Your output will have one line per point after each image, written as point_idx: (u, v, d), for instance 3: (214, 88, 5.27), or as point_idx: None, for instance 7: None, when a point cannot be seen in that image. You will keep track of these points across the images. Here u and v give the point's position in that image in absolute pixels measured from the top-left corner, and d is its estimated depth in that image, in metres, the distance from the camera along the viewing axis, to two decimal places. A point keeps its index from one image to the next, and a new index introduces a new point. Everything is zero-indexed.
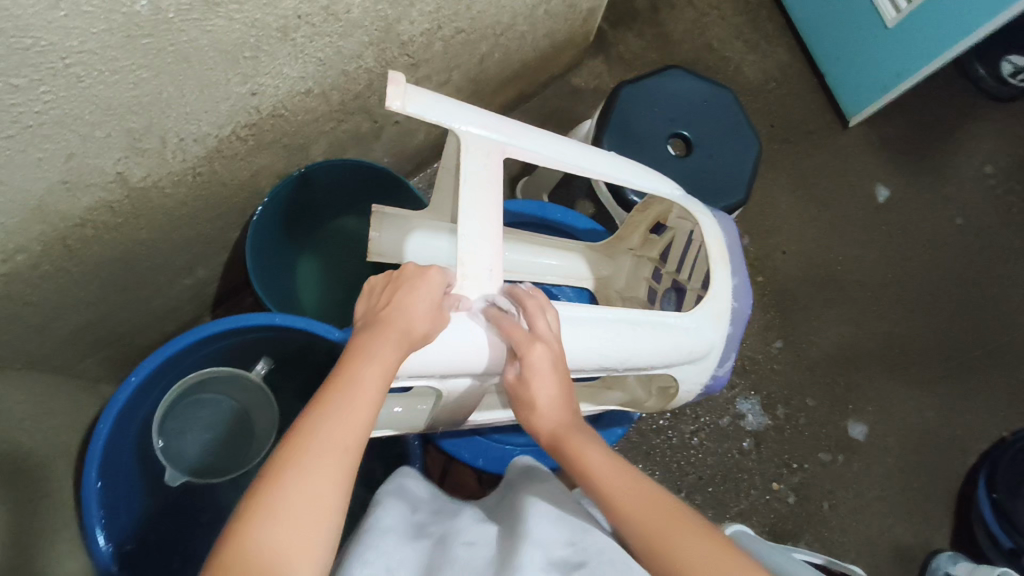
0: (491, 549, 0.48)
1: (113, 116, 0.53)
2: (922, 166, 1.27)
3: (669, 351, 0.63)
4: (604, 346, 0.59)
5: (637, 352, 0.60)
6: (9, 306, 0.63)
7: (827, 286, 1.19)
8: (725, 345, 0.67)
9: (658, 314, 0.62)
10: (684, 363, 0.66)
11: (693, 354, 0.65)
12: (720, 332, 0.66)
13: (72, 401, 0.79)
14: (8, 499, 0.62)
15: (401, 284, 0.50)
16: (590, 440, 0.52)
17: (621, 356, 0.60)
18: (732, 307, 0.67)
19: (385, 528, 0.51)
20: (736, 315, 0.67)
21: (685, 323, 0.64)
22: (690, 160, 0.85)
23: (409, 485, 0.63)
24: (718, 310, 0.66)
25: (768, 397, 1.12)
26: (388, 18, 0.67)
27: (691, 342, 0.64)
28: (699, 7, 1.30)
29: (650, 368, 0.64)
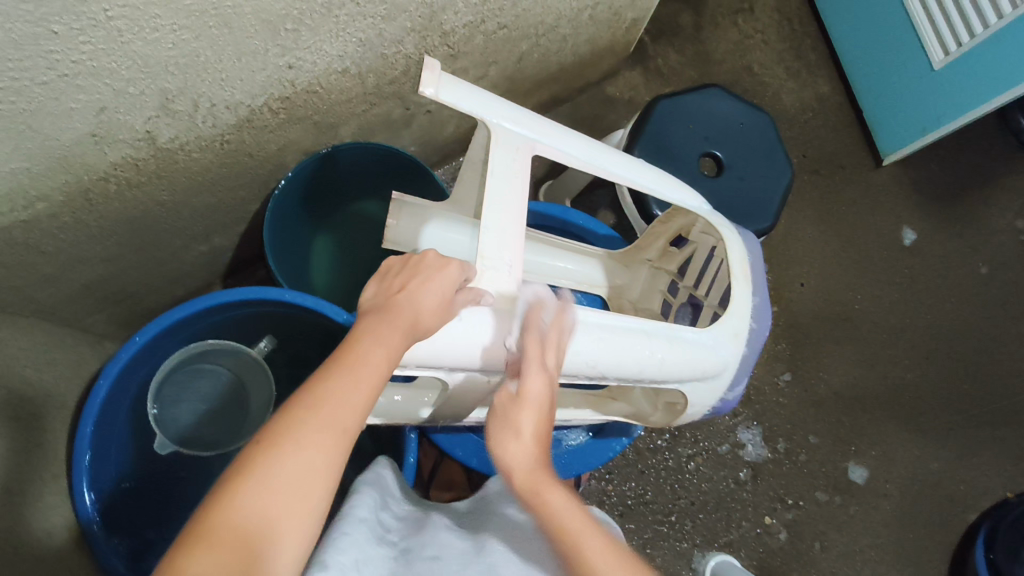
0: (452, 567, 0.49)
1: (149, 74, 0.53)
2: (951, 213, 1.24)
3: (680, 368, 0.61)
4: (616, 355, 0.57)
5: (649, 364, 0.59)
6: (24, 253, 0.63)
7: (841, 324, 1.17)
8: (739, 366, 0.66)
9: (673, 328, 0.61)
10: (695, 381, 0.64)
11: (705, 372, 0.63)
12: (735, 352, 0.65)
13: (75, 354, 0.79)
14: (6, 444, 0.62)
15: (417, 272, 0.49)
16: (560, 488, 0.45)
17: (633, 368, 0.59)
18: (750, 328, 0.66)
19: (356, 517, 0.52)
20: (753, 336, 0.66)
21: (702, 339, 0.62)
22: (719, 180, 0.84)
23: (386, 480, 0.63)
24: (735, 328, 0.64)
25: (770, 429, 1.10)
26: (432, 6, 0.66)
27: (706, 360, 0.63)
28: (744, 29, 1.28)
29: (661, 382, 0.63)
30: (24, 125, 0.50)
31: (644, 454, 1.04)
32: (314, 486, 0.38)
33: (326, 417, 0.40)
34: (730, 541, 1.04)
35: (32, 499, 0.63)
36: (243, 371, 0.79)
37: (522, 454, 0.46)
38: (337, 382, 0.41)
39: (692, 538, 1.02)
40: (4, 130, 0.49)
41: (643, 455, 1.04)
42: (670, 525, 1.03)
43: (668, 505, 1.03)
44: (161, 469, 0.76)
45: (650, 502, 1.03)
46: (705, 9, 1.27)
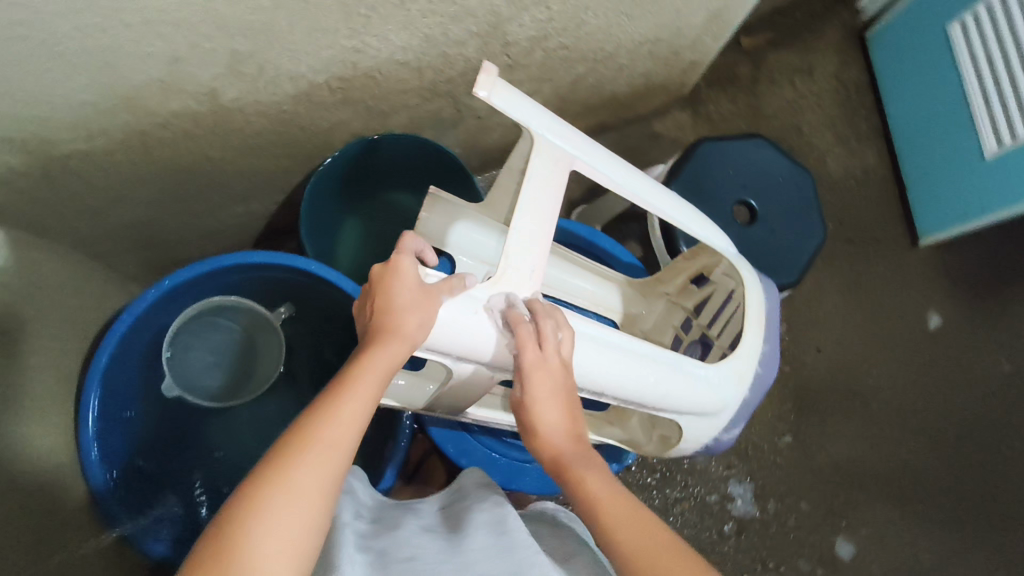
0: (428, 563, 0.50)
1: (224, 33, 0.55)
2: (981, 305, 1.23)
3: (681, 401, 0.62)
4: (621, 376, 0.57)
5: (651, 390, 0.59)
6: (75, 183, 0.66)
7: (851, 396, 1.15)
8: (739, 409, 0.66)
9: (683, 360, 0.61)
10: (693, 416, 0.64)
11: (704, 410, 0.64)
12: (737, 394, 0.65)
13: (101, 288, 0.82)
14: (23, 358, 0.64)
15: (378, 288, 0.49)
16: (591, 468, 0.53)
17: (635, 392, 0.59)
18: (756, 373, 0.66)
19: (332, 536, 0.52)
20: (757, 382, 0.66)
21: (707, 376, 0.63)
22: (750, 229, 0.84)
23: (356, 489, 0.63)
24: (741, 371, 0.65)
25: (762, 487, 1.08)
26: (499, 15, 0.69)
27: (709, 397, 0.63)
28: (800, 89, 1.29)
29: (660, 411, 0.63)
30: (102, 61, 0.53)
31: (631, 489, 1.03)
32: (310, 502, 0.41)
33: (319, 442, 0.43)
34: None
35: (38, 416, 0.65)
36: (256, 331, 0.81)
37: (551, 440, 0.54)
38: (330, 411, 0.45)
39: None
40: (84, 63, 0.52)
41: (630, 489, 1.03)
42: None
43: None
44: (162, 413, 0.78)
45: None
46: (764, 64, 1.28)
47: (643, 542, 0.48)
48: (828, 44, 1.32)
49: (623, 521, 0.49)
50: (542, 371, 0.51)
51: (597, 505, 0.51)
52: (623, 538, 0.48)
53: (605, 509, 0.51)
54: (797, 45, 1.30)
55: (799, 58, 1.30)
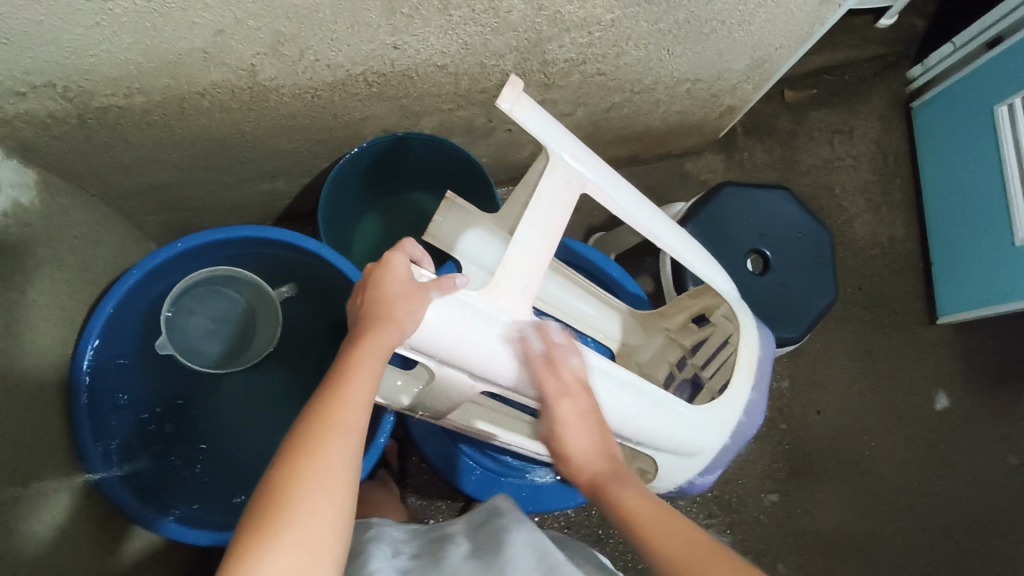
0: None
1: (270, 14, 0.57)
2: (994, 393, 1.19)
3: (661, 438, 0.61)
4: (602, 403, 0.57)
5: (631, 422, 0.59)
6: (110, 137, 0.69)
7: (846, 465, 1.13)
8: (718, 455, 0.65)
9: (668, 398, 0.61)
10: (672, 455, 0.64)
11: (682, 450, 0.63)
12: (718, 440, 0.64)
13: (121, 242, 0.85)
14: (32, 297, 0.66)
15: (373, 282, 0.51)
16: (626, 485, 0.52)
17: (614, 421, 0.58)
18: (739, 420, 0.65)
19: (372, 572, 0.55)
20: (740, 430, 0.66)
21: (691, 417, 0.62)
22: (760, 280, 0.84)
23: (385, 532, 0.66)
24: (726, 417, 0.64)
25: (741, 543, 1.06)
26: (540, 33, 0.70)
27: (688, 438, 0.62)
28: (837, 149, 1.28)
29: (638, 444, 0.62)
30: (150, 24, 0.55)
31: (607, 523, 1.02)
32: (335, 489, 0.43)
33: (336, 429, 0.45)
34: None
35: (39, 353, 0.67)
36: (257, 307, 0.81)
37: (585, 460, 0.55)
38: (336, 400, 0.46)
39: None
40: (132, 23, 0.54)
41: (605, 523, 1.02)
42: None
43: None
44: (157, 369, 0.79)
45: None
46: (805, 119, 1.28)
47: (678, 543, 0.46)
48: (872, 109, 1.31)
49: (656, 526, 0.48)
50: (562, 397, 0.54)
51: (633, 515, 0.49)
52: (660, 541, 0.47)
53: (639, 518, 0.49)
54: (841, 105, 1.30)
55: (841, 118, 1.30)
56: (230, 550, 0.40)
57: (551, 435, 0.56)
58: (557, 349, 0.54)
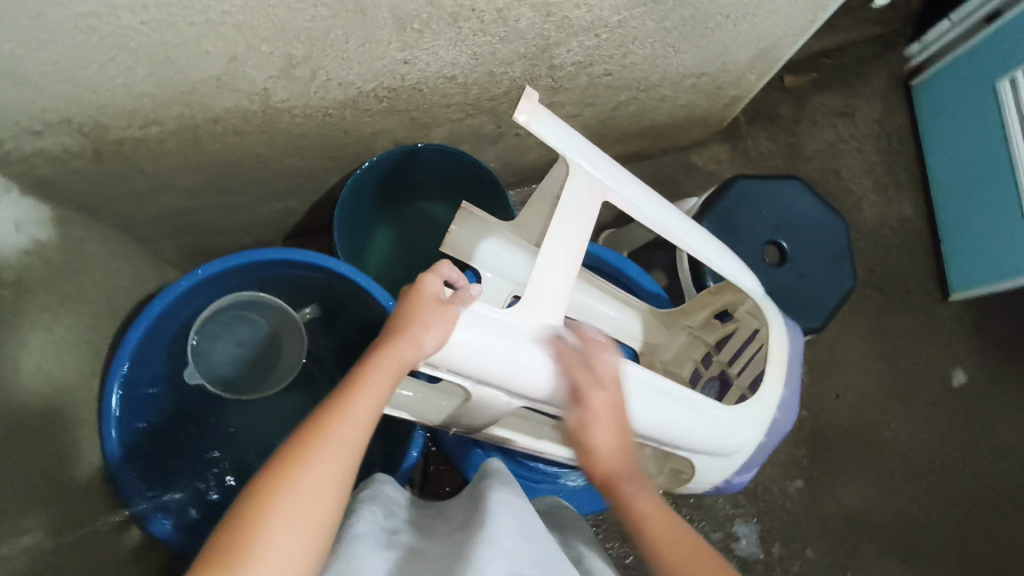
0: (458, 553, 0.51)
1: (282, 38, 0.57)
2: (1010, 367, 1.20)
3: (696, 441, 0.61)
4: (639, 412, 0.57)
5: (667, 427, 0.59)
6: (125, 169, 0.69)
7: (868, 447, 1.13)
8: (754, 453, 0.66)
9: (703, 401, 0.61)
10: (707, 456, 0.64)
11: (718, 450, 0.63)
12: (753, 438, 0.64)
13: (139, 271, 0.85)
14: (57, 334, 0.66)
15: (404, 299, 0.52)
16: (642, 490, 0.54)
17: (651, 427, 0.59)
18: (775, 418, 0.65)
19: (363, 529, 0.54)
20: (775, 426, 0.66)
21: (725, 418, 0.62)
22: (778, 271, 0.84)
23: (385, 490, 0.65)
24: (759, 415, 0.64)
25: (769, 530, 1.07)
26: (548, 39, 0.70)
27: (724, 439, 0.63)
28: (840, 132, 1.28)
29: (674, 448, 0.63)
30: (164, 56, 0.55)
31: None
32: (323, 499, 0.43)
33: (334, 438, 0.45)
34: None
35: (67, 389, 0.67)
36: (282, 330, 0.81)
37: (606, 458, 0.55)
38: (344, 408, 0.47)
39: None
40: (146, 56, 0.54)
41: None
42: None
43: None
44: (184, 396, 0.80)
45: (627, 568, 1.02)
46: (807, 104, 1.28)
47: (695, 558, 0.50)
48: (874, 90, 1.31)
49: (671, 538, 0.51)
50: (599, 393, 0.54)
51: (648, 521, 0.52)
52: (674, 557, 0.50)
53: (659, 533, 0.52)
54: (842, 88, 1.30)
55: (843, 101, 1.30)
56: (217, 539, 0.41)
57: (576, 427, 0.55)
58: (594, 344, 0.55)
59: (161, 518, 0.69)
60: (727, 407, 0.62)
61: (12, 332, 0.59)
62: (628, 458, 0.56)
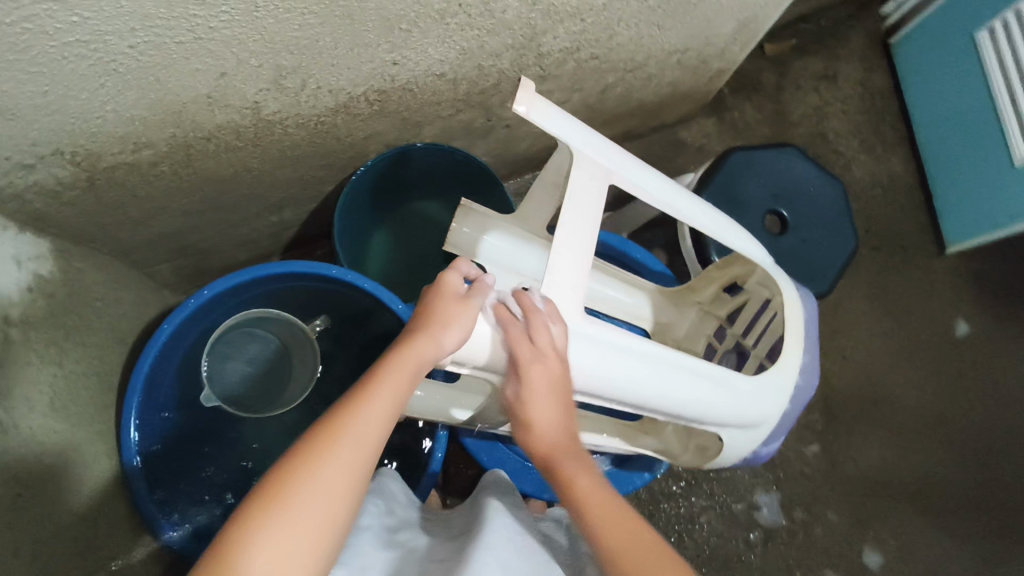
0: (449, 553, 0.54)
1: (271, 50, 0.56)
2: (1009, 313, 1.21)
3: (724, 415, 0.62)
4: (665, 390, 0.58)
5: (696, 405, 0.60)
6: (120, 196, 0.68)
7: (878, 405, 1.15)
8: (779, 422, 0.67)
9: (725, 374, 0.62)
10: (735, 429, 0.65)
11: (745, 422, 0.64)
12: (778, 406, 0.65)
13: (139, 297, 0.84)
14: (68, 369, 0.65)
15: (424, 296, 0.52)
16: (583, 469, 0.54)
17: (679, 405, 0.59)
18: (797, 384, 0.66)
19: (360, 531, 0.57)
20: (797, 393, 0.67)
21: (749, 390, 0.63)
22: (781, 240, 0.84)
23: (390, 484, 0.69)
24: (782, 383, 0.65)
25: (789, 497, 1.09)
26: (535, 27, 0.69)
27: (750, 409, 0.63)
28: (824, 96, 1.29)
29: (702, 424, 0.63)
30: (153, 78, 0.54)
31: (658, 497, 1.05)
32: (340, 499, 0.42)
33: (351, 436, 0.44)
34: None
35: (83, 423, 0.67)
36: (293, 346, 0.80)
37: (548, 434, 0.54)
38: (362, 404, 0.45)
39: None
40: (136, 79, 0.53)
41: (656, 498, 1.05)
42: None
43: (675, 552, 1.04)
44: (200, 418, 0.79)
45: None
46: (789, 71, 1.28)
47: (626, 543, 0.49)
48: (853, 51, 1.31)
49: (607, 521, 0.51)
50: (536, 368, 0.51)
51: (585, 500, 0.52)
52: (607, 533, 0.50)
53: (594, 510, 0.51)
54: (821, 51, 1.30)
55: (824, 64, 1.30)
56: (224, 534, 0.40)
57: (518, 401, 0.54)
58: (537, 318, 0.51)
59: (171, 525, 0.69)
60: (750, 377, 0.63)
61: (24, 371, 0.59)
62: (567, 433, 0.55)
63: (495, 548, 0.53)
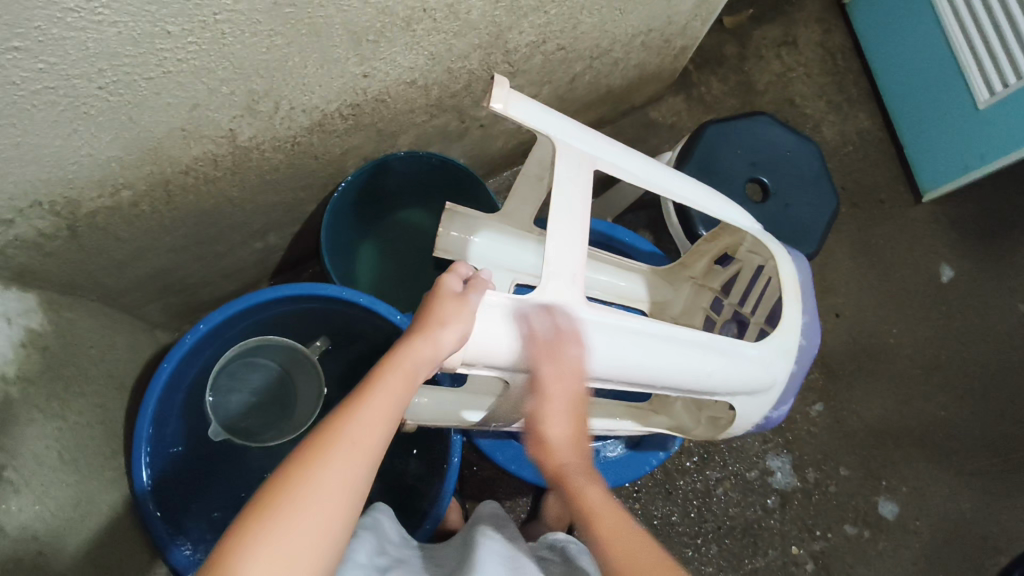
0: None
1: (241, 76, 0.56)
2: (990, 252, 1.24)
3: (734, 382, 0.63)
4: (674, 366, 0.59)
5: (706, 378, 0.61)
6: (102, 240, 0.67)
7: (875, 358, 1.17)
8: (788, 383, 0.67)
9: (731, 343, 0.62)
10: (745, 395, 0.66)
11: (755, 387, 0.65)
12: (785, 368, 0.66)
13: (132, 340, 0.83)
14: (71, 422, 0.64)
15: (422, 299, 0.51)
16: (593, 484, 0.53)
17: (690, 379, 0.60)
18: (800, 344, 0.67)
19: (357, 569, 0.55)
20: (802, 353, 0.67)
21: (755, 356, 0.64)
22: (764, 207, 0.86)
23: (384, 522, 0.67)
24: (786, 345, 0.66)
25: (800, 457, 1.10)
26: (500, 25, 0.70)
27: (758, 373, 0.64)
28: (787, 61, 1.30)
29: (714, 395, 0.64)
30: (126, 117, 0.53)
31: (672, 475, 1.06)
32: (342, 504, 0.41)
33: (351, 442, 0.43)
34: (755, 568, 1.05)
35: (94, 473, 0.66)
36: (294, 369, 0.79)
37: (559, 450, 0.54)
38: (361, 407, 0.45)
39: (716, 562, 1.04)
40: (108, 120, 0.53)
41: (671, 476, 1.06)
42: (695, 548, 1.04)
43: (695, 527, 1.05)
44: (211, 452, 0.78)
45: (676, 524, 1.05)
46: (749, 41, 1.30)
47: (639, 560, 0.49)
48: (809, 14, 1.33)
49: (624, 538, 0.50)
50: (555, 383, 0.53)
51: (596, 515, 0.52)
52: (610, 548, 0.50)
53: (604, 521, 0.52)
54: (779, 18, 1.32)
55: (783, 30, 1.31)
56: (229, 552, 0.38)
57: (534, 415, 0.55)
58: (565, 333, 0.53)
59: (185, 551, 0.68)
60: (756, 344, 0.64)
61: (29, 428, 0.58)
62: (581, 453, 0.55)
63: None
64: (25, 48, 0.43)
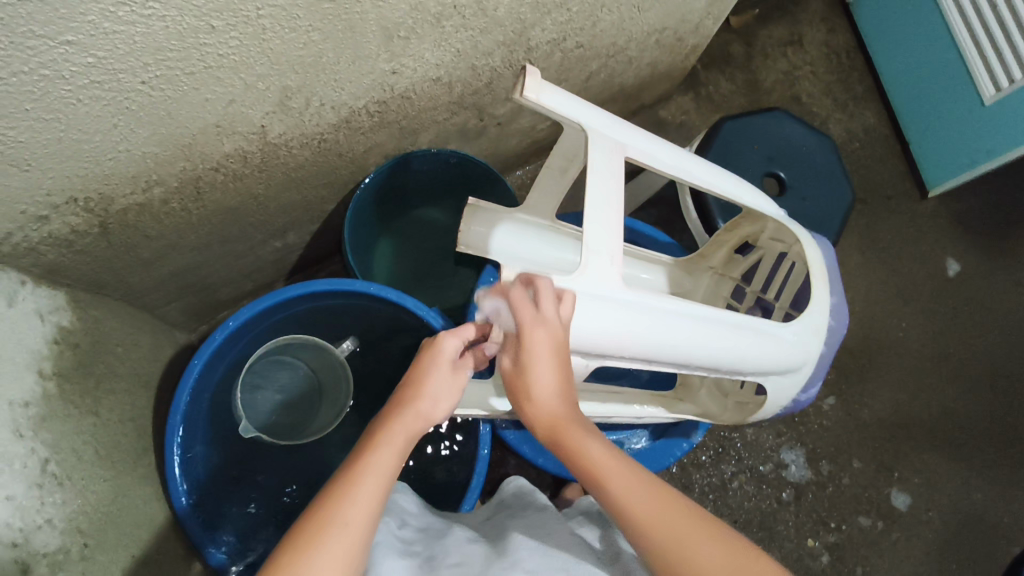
0: (479, 569, 0.53)
1: (278, 71, 0.56)
2: (995, 245, 1.26)
3: (766, 362, 0.64)
4: (708, 344, 0.60)
5: (741, 355, 0.62)
6: (130, 238, 0.67)
7: (885, 351, 1.18)
8: (818, 364, 0.69)
9: (763, 322, 0.64)
10: (778, 376, 0.67)
11: (787, 367, 0.66)
12: (815, 349, 0.67)
13: (153, 340, 0.83)
14: (104, 418, 0.64)
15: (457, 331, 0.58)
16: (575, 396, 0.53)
17: (725, 357, 0.61)
18: (829, 324, 0.68)
19: (385, 546, 0.55)
20: (832, 333, 0.69)
21: (788, 335, 0.65)
22: (780, 201, 0.87)
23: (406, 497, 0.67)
24: (817, 325, 0.67)
25: (814, 451, 1.11)
26: (524, 22, 0.71)
27: (790, 353, 0.65)
28: (793, 60, 1.32)
29: (747, 375, 0.65)
30: (165, 112, 0.54)
31: (688, 470, 1.07)
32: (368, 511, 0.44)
33: (374, 470, 0.46)
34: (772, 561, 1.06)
35: (127, 468, 0.66)
36: (320, 365, 0.80)
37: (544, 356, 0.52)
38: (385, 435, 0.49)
39: None
40: (148, 115, 0.53)
41: (687, 470, 1.07)
42: None
43: None
44: (239, 447, 0.78)
45: None
46: (756, 40, 1.31)
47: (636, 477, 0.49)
48: (813, 13, 1.35)
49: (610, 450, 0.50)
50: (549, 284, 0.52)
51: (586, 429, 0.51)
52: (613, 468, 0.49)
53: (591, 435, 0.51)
54: (783, 17, 1.33)
55: (788, 30, 1.33)
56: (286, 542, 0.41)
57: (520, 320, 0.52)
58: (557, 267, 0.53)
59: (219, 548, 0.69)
60: (792, 326, 0.65)
61: (66, 423, 0.58)
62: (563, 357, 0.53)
63: (527, 566, 0.52)
64: (77, 42, 0.43)
